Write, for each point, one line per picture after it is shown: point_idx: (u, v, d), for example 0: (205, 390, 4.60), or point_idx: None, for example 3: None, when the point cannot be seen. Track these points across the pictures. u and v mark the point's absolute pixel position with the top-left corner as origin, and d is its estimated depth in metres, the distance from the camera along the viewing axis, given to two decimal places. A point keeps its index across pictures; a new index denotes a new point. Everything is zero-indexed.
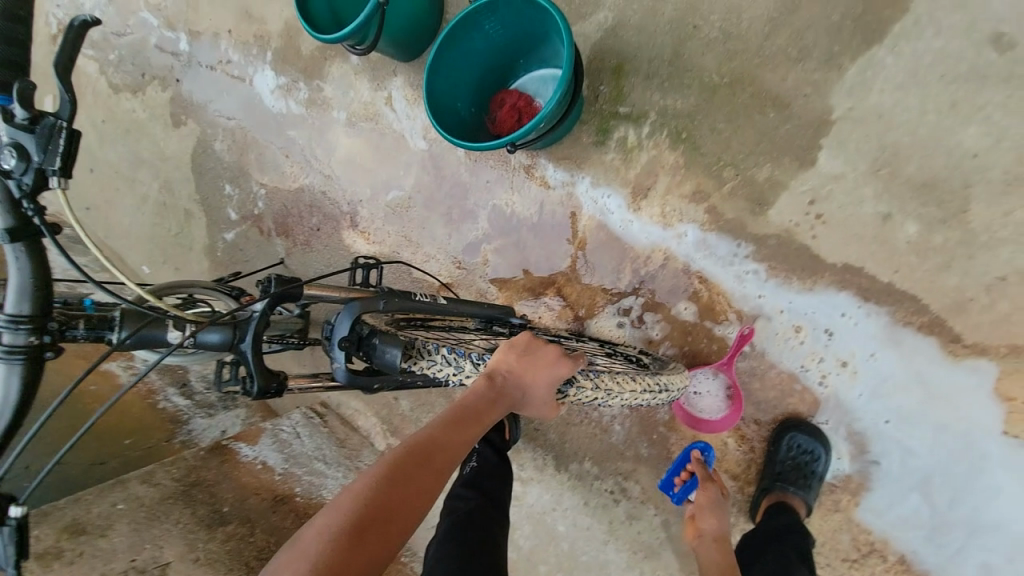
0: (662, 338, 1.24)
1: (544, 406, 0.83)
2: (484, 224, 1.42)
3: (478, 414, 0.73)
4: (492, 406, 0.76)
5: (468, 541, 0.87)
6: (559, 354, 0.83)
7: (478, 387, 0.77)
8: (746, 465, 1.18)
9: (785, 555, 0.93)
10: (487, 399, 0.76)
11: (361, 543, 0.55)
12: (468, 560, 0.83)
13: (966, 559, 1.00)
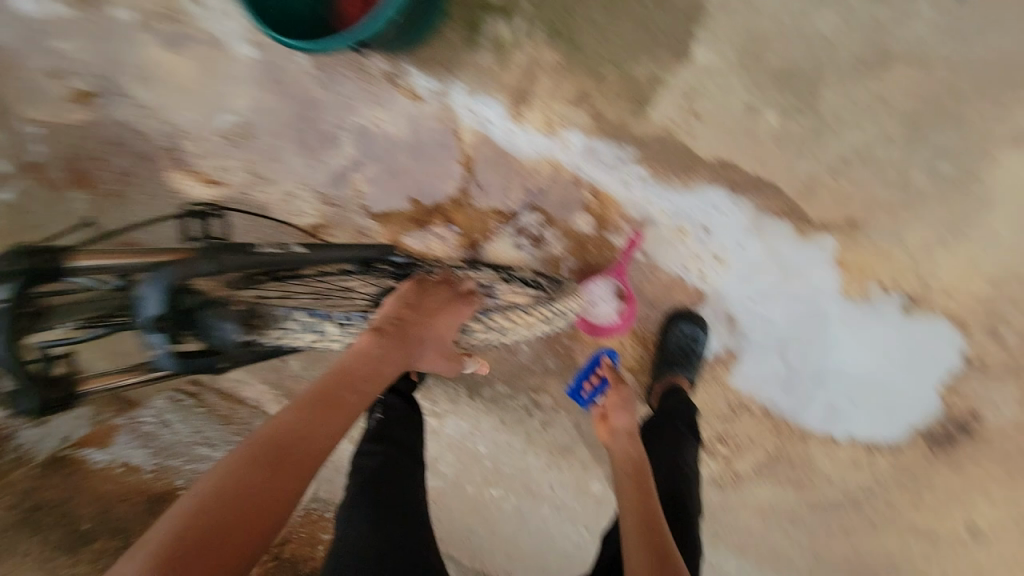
0: (563, 253, 1.28)
1: (435, 353, 0.87)
2: (349, 150, 1.21)
3: (369, 368, 0.75)
4: (385, 360, 0.77)
5: (378, 494, 0.87)
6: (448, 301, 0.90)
7: (369, 341, 0.78)
8: (638, 358, 1.30)
9: (676, 430, 1.05)
10: (378, 351, 0.77)
11: (241, 504, 0.56)
12: (377, 513, 0.85)
13: (812, 402, 1.21)
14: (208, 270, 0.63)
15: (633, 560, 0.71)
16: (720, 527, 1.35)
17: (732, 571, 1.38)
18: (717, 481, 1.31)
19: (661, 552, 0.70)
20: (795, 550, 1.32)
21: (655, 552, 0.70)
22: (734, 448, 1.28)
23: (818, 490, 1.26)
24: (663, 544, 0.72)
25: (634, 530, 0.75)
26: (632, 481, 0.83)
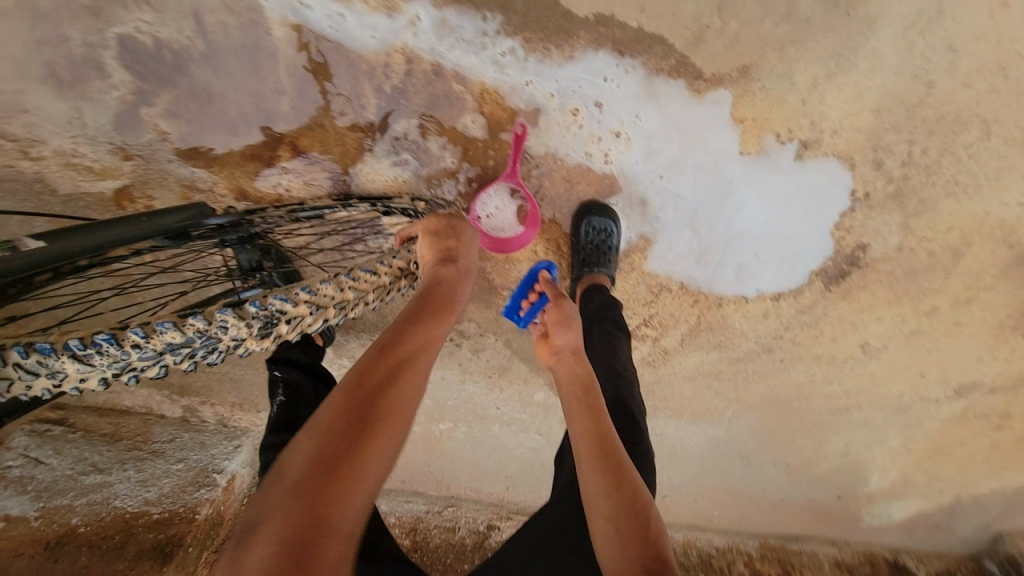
0: (457, 161, 1.08)
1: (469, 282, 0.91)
2: (129, 78, 0.91)
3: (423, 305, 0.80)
4: (434, 294, 0.83)
5: None
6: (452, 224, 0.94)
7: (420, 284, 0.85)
8: (555, 263, 1.21)
9: (606, 331, 1.00)
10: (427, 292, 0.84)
11: (349, 439, 0.61)
12: None
13: (724, 267, 1.22)
14: None
15: (588, 485, 0.70)
16: (659, 400, 1.43)
17: (673, 432, 1.50)
18: (648, 361, 1.36)
19: (615, 475, 0.69)
20: (721, 400, 1.45)
21: (609, 470, 0.69)
22: (660, 327, 1.30)
23: (735, 346, 1.34)
24: (621, 464, 0.71)
25: (588, 451, 0.72)
26: (584, 403, 0.77)
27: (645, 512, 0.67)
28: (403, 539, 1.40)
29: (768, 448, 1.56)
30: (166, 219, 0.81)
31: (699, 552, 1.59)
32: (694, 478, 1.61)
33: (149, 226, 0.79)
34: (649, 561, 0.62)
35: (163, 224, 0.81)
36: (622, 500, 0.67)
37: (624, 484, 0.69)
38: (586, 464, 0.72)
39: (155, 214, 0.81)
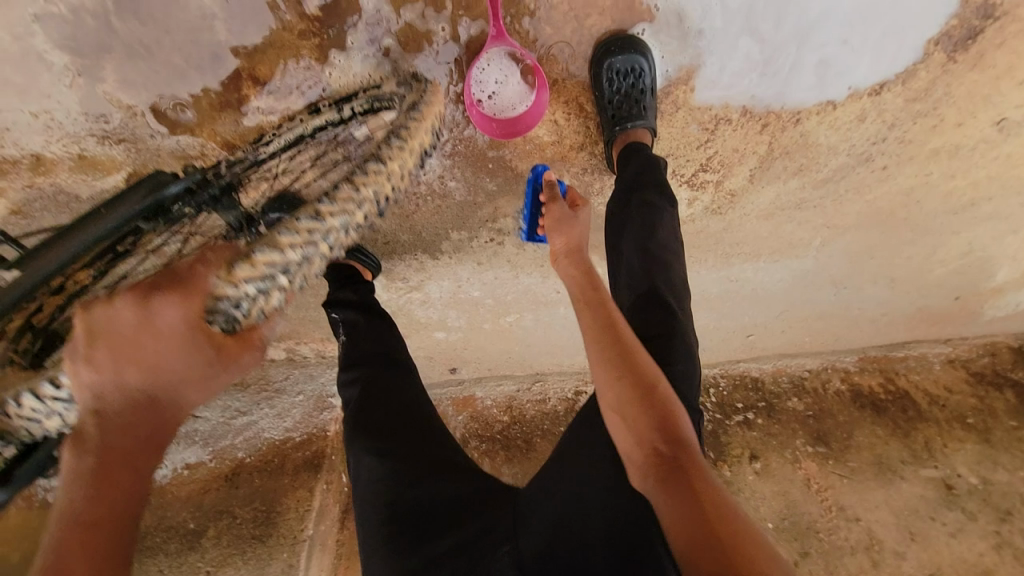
0: (448, 25, 0.88)
1: (203, 349, 0.57)
2: (66, 57, 0.82)
3: (129, 355, 0.54)
4: (154, 345, 0.54)
5: (374, 426, 0.78)
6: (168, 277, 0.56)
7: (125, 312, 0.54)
8: (583, 127, 1.01)
9: (646, 207, 0.85)
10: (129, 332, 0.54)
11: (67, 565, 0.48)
12: (383, 441, 0.77)
13: (802, 69, 0.95)
14: None
15: (596, 376, 0.68)
16: (731, 247, 1.29)
17: (752, 275, 1.38)
18: (714, 210, 1.19)
19: (624, 361, 0.66)
20: (808, 231, 1.27)
21: (616, 359, 0.66)
22: (723, 168, 1.10)
23: (820, 166, 1.12)
24: (631, 353, 0.67)
25: (593, 341, 0.70)
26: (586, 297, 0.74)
27: (662, 400, 0.64)
28: (501, 417, 1.56)
29: (867, 266, 1.40)
30: (127, 202, 0.68)
31: (791, 379, 1.58)
32: (781, 312, 1.53)
33: (115, 214, 0.66)
34: (663, 446, 0.60)
35: (128, 207, 0.67)
36: (634, 388, 0.64)
37: (644, 381, 0.65)
38: (592, 357, 0.69)
39: (112, 201, 0.68)
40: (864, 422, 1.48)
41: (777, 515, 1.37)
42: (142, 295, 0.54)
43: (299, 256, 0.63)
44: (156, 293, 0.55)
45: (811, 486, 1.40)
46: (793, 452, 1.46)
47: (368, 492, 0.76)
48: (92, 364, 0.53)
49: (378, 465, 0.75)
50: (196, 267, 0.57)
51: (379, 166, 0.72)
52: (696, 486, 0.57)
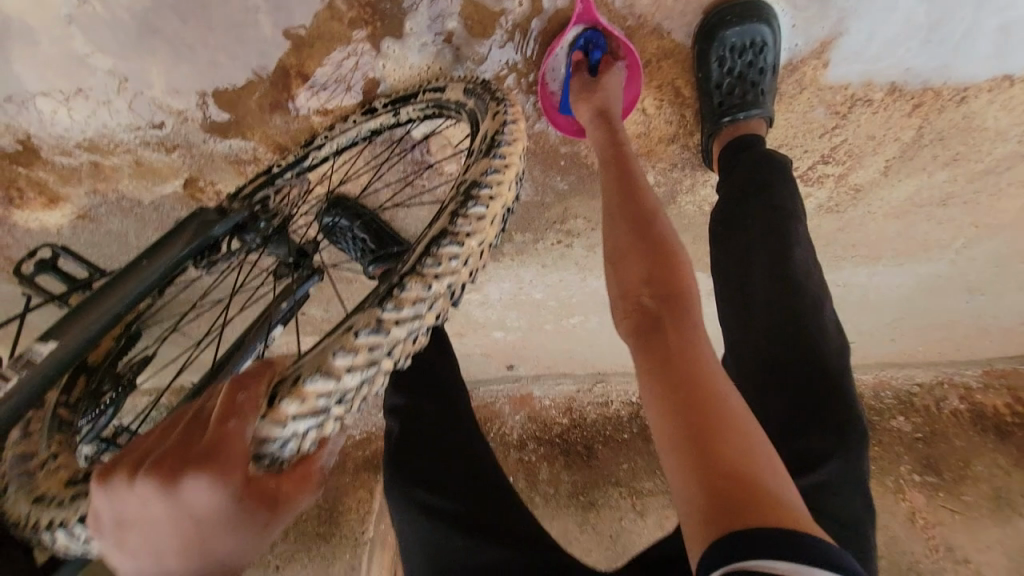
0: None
1: (250, 524, 0.32)
2: (108, 61, 0.76)
3: (155, 549, 0.32)
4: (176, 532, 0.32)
5: (426, 475, 0.67)
6: (177, 452, 0.33)
7: (126, 492, 0.33)
8: (677, 116, 0.83)
9: (771, 211, 0.69)
10: (149, 522, 0.32)
11: None
12: (435, 494, 0.65)
13: (984, 31, 0.72)
14: None
15: (632, 301, 0.53)
16: (844, 249, 1.08)
17: (864, 280, 1.18)
18: (829, 208, 0.99)
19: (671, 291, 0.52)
20: (947, 231, 1.03)
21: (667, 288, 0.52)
22: (849, 160, 0.89)
23: (983, 154, 0.88)
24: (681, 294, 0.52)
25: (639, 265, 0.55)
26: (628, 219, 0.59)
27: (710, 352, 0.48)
28: (561, 419, 1.49)
29: (1018, 270, 1.14)
30: (168, 249, 0.62)
31: (896, 394, 1.40)
32: (891, 320, 1.31)
33: (158, 264, 0.60)
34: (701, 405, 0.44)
35: (176, 252, 0.62)
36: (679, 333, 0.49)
37: (657, 230, 0.57)
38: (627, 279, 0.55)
39: (154, 245, 0.62)
40: (985, 449, 1.28)
41: (871, 550, 1.22)
42: (162, 471, 0.32)
43: (381, 360, 0.44)
44: (181, 461, 0.32)
45: (915, 521, 1.23)
46: (897, 480, 1.29)
47: (421, 552, 0.65)
48: (126, 552, 0.33)
49: (431, 524, 0.64)
50: (228, 415, 0.34)
51: (480, 211, 0.53)
52: (679, 346, 0.48)
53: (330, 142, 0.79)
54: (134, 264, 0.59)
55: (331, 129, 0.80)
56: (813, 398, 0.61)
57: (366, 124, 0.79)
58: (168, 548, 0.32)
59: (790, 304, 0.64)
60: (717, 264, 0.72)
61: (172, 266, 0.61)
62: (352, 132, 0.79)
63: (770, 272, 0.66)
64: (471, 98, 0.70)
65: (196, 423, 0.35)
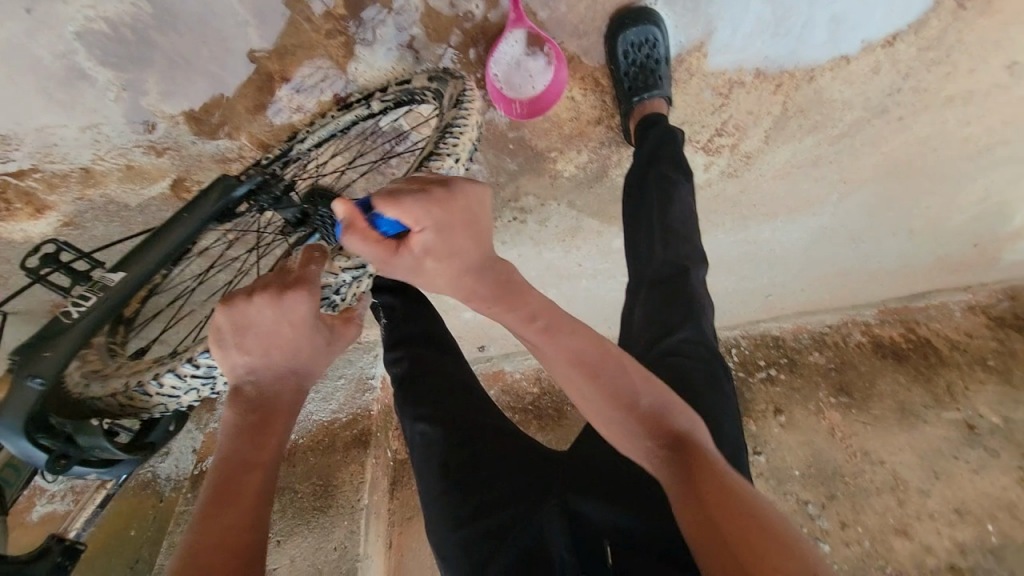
0: (467, 12, 0.91)
1: (321, 335, 0.66)
2: (109, 72, 0.87)
3: (270, 344, 0.64)
4: (286, 334, 0.64)
5: (426, 398, 0.81)
6: (274, 299, 0.63)
7: (249, 306, 0.63)
8: (599, 101, 1.04)
9: (663, 180, 0.89)
10: (268, 325, 0.63)
11: (232, 485, 0.59)
12: (433, 410, 0.80)
13: (815, 26, 0.97)
14: (42, 385, 0.64)
15: (632, 438, 0.61)
16: (748, 209, 1.32)
17: (769, 236, 1.41)
18: (730, 173, 1.21)
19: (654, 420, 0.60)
20: (824, 187, 1.28)
21: (649, 422, 0.60)
22: (738, 131, 1.12)
23: (835, 122, 1.13)
24: (660, 424, 0.60)
25: (614, 411, 0.62)
26: (592, 372, 0.63)
27: (698, 461, 0.57)
28: (532, 388, 1.60)
29: (885, 219, 1.41)
30: (199, 206, 0.82)
31: (811, 335, 1.59)
32: (798, 272, 1.55)
33: (191, 218, 0.81)
34: (719, 501, 0.53)
35: (203, 210, 0.82)
36: (675, 462, 0.58)
37: (641, 401, 0.61)
38: (610, 417, 0.62)
39: (189, 204, 0.82)
40: (886, 371, 1.49)
41: (802, 462, 1.40)
42: (275, 294, 0.62)
43: None
44: (285, 290, 0.63)
45: (835, 434, 1.42)
46: (817, 404, 1.48)
47: (422, 460, 0.78)
48: (241, 345, 0.64)
49: (432, 432, 0.78)
50: (305, 267, 0.65)
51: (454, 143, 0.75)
52: (709, 486, 0.55)
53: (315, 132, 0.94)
54: (174, 218, 0.80)
55: (315, 124, 0.95)
56: (706, 297, 0.81)
57: (345, 114, 0.93)
58: (273, 341, 0.64)
59: (688, 235, 0.84)
60: (628, 214, 0.91)
61: (200, 221, 0.81)
62: (333, 121, 0.94)
63: (661, 227, 0.84)
64: (433, 81, 0.88)
65: (276, 275, 0.65)
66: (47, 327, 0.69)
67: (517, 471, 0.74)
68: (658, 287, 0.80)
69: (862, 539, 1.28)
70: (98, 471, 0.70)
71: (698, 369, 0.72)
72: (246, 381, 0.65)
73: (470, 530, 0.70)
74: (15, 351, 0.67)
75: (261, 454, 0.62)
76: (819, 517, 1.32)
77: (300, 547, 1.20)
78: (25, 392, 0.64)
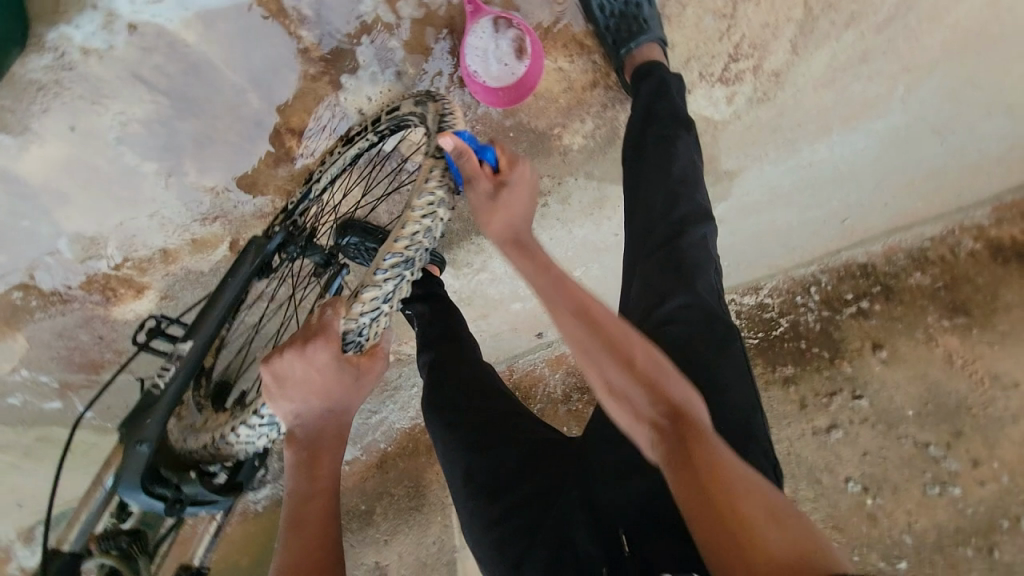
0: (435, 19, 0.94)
1: (350, 375, 0.72)
2: (154, 164, 1.01)
3: (317, 391, 0.70)
4: (323, 380, 0.70)
5: (450, 404, 0.87)
6: (302, 352, 0.69)
7: (286, 359, 0.69)
8: (590, 64, 1.01)
9: (661, 140, 0.87)
10: (301, 375, 0.70)
11: (305, 514, 0.67)
12: (453, 414, 0.86)
13: None
14: (146, 446, 0.77)
15: (636, 416, 0.61)
16: (793, 129, 1.16)
17: (828, 155, 1.23)
18: (760, 97, 1.09)
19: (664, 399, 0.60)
20: (883, 84, 1.11)
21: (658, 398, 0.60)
22: (757, 49, 1.03)
23: (877, 7, 1.02)
24: (675, 405, 0.60)
25: (619, 379, 0.62)
26: (601, 341, 0.64)
27: (708, 458, 0.55)
28: None
29: (973, 102, 1.16)
30: (242, 266, 0.89)
31: (908, 253, 1.36)
32: (875, 186, 1.30)
33: (238, 278, 0.89)
34: (720, 509, 0.51)
35: (243, 271, 0.89)
36: (678, 445, 0.57)
37: (653, 376, 0.61)
38: (616, 387, 0.62)
39: (233, 268, 0.90)
40: (1011, 277, 1.27)
41: (916, 401, 1.24)
42: (301, 346, 0.69)
43: (399, 274, 0.75)
44: (309, 342, 0.69)
45: (954, 362, 1.24)
46: (925, 330, 1.29)
47: (447, 461, 0.85)
48: (285, 394, 0.70)
49: (451, 435, 0.85)
50: (323, 315, 0.71)
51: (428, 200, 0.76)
52: (704, 466, 0.54)
53: (327, 172, 0.97)
54: (224, 281, 0.89)
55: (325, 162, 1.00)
56: (704, 250, 0.81)
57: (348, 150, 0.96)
58: (311, 391, 0.70)
59: (692, 190, 0.84)
60: (630, 182, 0.89)
61: (245, 279, 0.89)
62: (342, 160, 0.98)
63: (670, 179, 0.84)
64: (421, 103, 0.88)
65: (298, 331, 0.71)
66: (144, 400, 0.81)
67: (534, 468, 0.78)
68: (661, 253, 0.80)
69: (999, 475, 1.15)
70: (208, 507, 0.84)
71: (695, 336, 0.75)
72: (295, 425, 0.72)
73: (500, 526, 0.76)
74: (125, 423, 0.80)
75: (320, 482, 0.69)
76: (945, 458, 1.19)
77: (404, 544, 1.37)
78: (138, 455, 0.77)
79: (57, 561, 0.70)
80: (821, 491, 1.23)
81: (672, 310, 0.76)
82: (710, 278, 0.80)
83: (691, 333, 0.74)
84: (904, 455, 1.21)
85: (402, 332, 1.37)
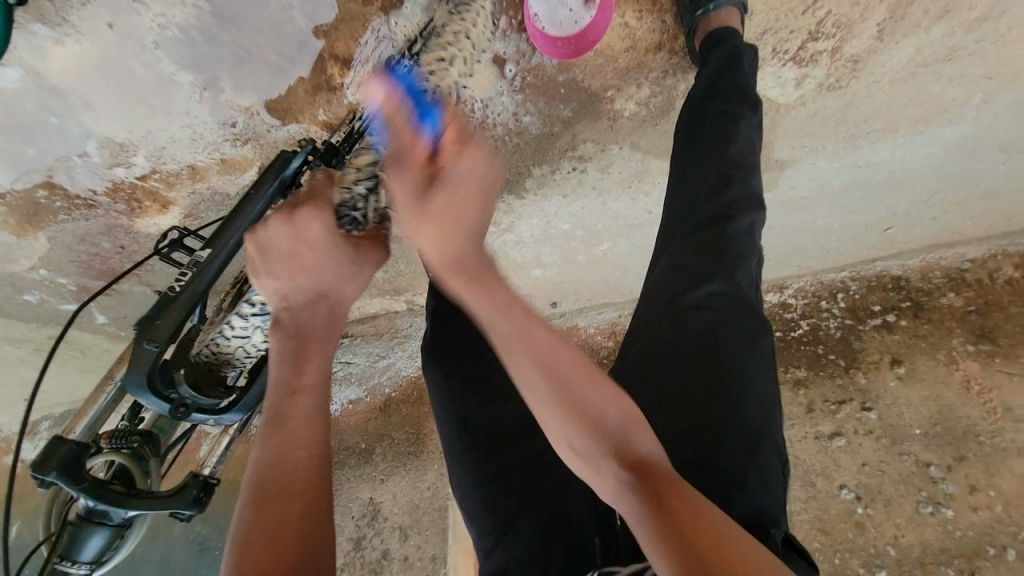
0: None
1: (344, 253, 0.70)
2: (190, 75, 0.97)
3: (304, 268, 0.69)
4: (312, 254, 0.69)
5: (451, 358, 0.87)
6: (287, 220, 0.69)
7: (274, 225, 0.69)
8: (658, 23, 0.94)
9: (722, 116, 0.82)
10: (286, 247, 0.69)
11: (287, 411, 0.63)
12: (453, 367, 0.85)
13: None
14: (154, 348, 0.78)
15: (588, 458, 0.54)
16: (857, 125, 1.10)
17: (886, 157, 1.16)
18: (831, 85, 1.02)
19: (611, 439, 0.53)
20: (962, 87, 1.02)
21: (605, 441, 0.53)
22: (839, 30, 0.94)
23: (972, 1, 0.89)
24: (623, 439, 0.54)
25: (567, 422, 0.54)
26: (548, 384, 0.55)
27: (667, 494, 0.50)
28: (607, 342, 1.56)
29: None
30: (265, 183, 0.84)
31: (945, 273, 1.31)
32: (928, 198, 1.24)
33: (261, 194, 0.84)
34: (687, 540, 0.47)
35: (266, 187, 0.84)
36: (642, 491, 0.51)
37: (605, 417, 0.54)
38: (565, 436, 0.55)
39: (257, 181, 0.85)
40: None
41: (924, 420, 1.23)
42: (286, 214, 0.69)
43: None
44: (296, 210, 0.69)
45: (970, 388, 1.22)
46: (948, 353, 1.25)
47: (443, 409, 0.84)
48: (272, 271, 0.70)
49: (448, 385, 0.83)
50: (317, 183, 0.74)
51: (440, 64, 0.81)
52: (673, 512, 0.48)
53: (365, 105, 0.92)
54: (248, 195, 0.84)
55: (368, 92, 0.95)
56: (750, 240, 0.78)
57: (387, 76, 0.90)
58: (299, 265, 0.69)
59: (747, 175, 0.80)
60: (680, 158, 0.85)
61: (269, 197, 0.84)
62: None
63: (720, 158, 0.80)
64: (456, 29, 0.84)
65: (289, 203, 0.72)
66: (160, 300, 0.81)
67: (541, 431, 0.80)
68: (702, 234, 0.77)
69: (992, 504, 1.14)
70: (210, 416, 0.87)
71: (723, 325, 0.72)
72: (283, 309, 0.70)
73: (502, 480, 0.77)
74: (135, 322, 0.80)
75: (306, 375, 0.65)
76: (942, 480, 1.18)
77: (399, 485, 1.41)
78: (145, 355, 0.78)
79: (60, 451, 0.74)
80: (814, 495, 1.24)
81: (702, 298, 0.74)
82: (754, 269, 0.77)
83: (715, 319, 0.72)
84: (902, 472, 1.21)
85: (420, 283, 1.36)
